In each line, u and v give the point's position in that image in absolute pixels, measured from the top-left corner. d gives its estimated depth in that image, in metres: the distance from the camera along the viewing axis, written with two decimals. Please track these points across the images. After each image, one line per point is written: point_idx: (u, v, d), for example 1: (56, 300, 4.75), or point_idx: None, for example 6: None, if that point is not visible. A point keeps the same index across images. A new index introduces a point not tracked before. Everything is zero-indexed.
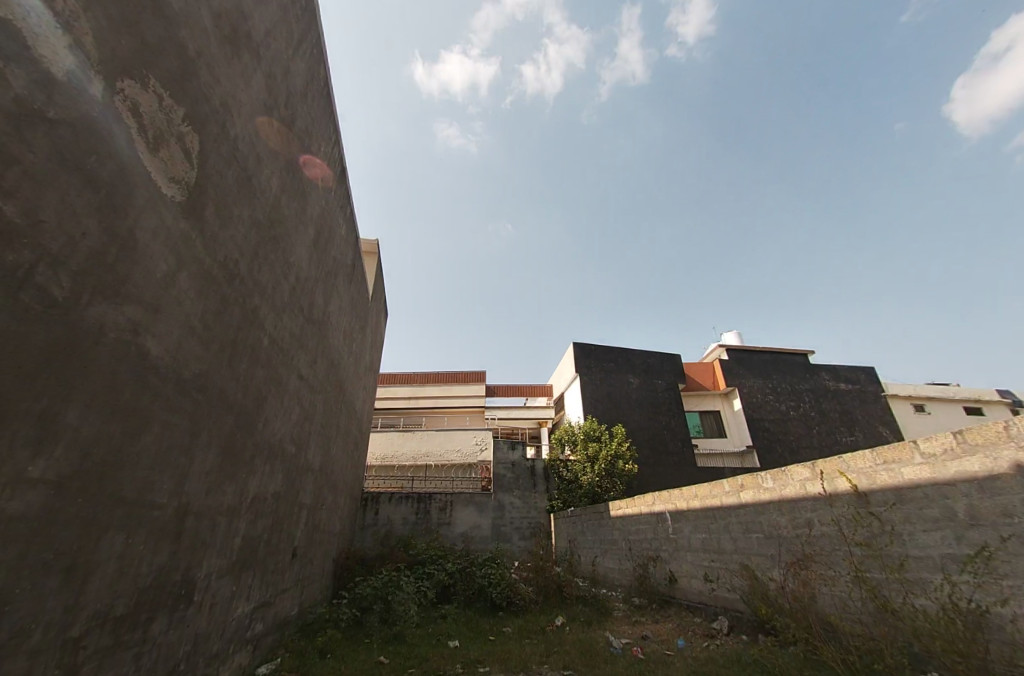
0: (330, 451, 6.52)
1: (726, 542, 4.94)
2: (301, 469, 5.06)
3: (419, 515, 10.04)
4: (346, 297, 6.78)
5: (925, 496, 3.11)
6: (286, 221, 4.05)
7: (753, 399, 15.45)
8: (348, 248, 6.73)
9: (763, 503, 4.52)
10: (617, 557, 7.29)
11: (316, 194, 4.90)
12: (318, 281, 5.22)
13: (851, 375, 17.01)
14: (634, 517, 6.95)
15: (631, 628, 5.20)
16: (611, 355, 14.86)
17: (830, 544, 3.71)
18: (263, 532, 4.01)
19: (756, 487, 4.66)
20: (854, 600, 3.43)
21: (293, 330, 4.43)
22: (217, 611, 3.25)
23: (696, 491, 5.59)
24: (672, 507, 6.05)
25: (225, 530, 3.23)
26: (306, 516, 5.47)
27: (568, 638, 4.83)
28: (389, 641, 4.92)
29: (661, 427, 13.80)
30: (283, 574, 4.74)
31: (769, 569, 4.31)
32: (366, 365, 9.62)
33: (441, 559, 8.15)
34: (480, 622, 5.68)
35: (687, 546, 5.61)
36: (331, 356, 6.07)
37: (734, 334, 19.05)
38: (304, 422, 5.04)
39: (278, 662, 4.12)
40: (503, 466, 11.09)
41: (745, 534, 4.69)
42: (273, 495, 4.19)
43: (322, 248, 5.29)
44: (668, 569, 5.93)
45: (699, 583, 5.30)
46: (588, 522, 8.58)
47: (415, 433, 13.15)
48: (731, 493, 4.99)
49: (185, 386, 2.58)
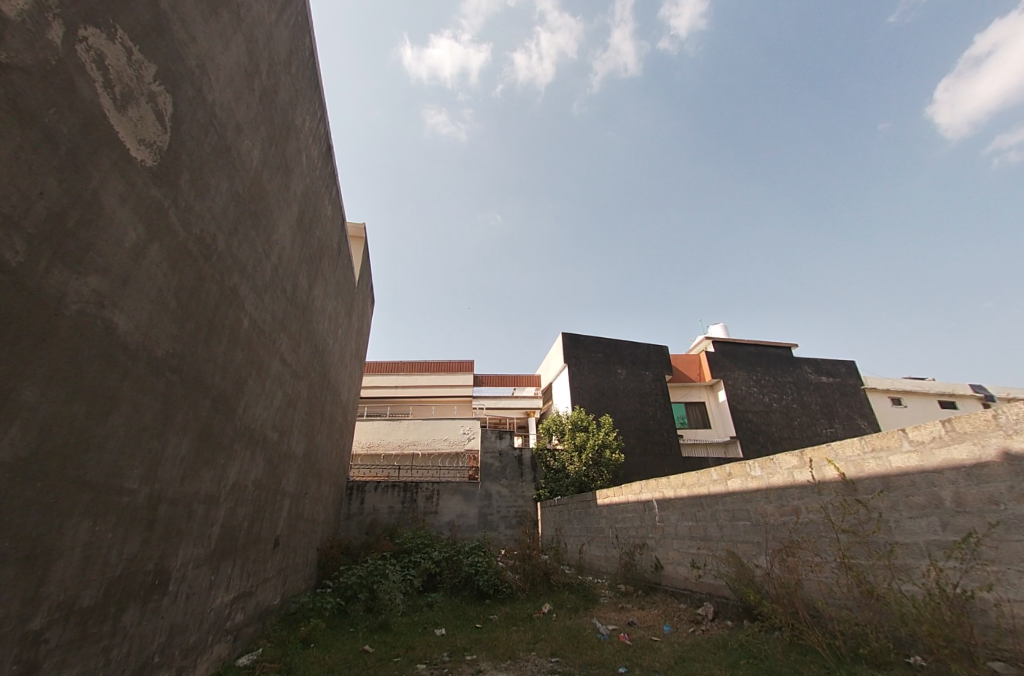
0: (314, 439, 6.36)
1: (713, 530, 4.96)
2: (284, 456, 4.91)
3: (405, 504, 9.96)
4: (332, 281, 6.59)
5: (912, 483, 3.14)
6: (267, 197, 3.85)
7: (738, 391, 15.68)
8: (334, 230, 6.51)
9: (751, 491, 4.55)
10: (604, 545, 7.33)
11: (300, 171, 4.69)
12: (302, 262, 5.03)
13: (832, 368, 17.36)
14: (621, 505, 6.97)
15: (618, 615, 5.22)
16: (600, 346, 14.87)
17: (817, 531, 3.74)
18: (243, 520, 3.88)
19: (743, 476, 4.68)
20: (839, 585, 3.46)
21: (276, 312, 4.25)
22: (195, 601, 3.13)
23: (684, 479, 5.61)
24: (659, 495, 6.07)
25: (202, 518, 3.09)
26: (289, 504, 5.33)
27: (555, 625, 4.83)
28: (376, 629, 4.84)
29: (647, 417, 13.91)
30: (265, 563, 4.62)
31: (755, 556, 4.35)
32: (352, 352, 9.42)
33: (427, 548, 8.10)
34: (467, 610, 5.64)
35: (674, 534, 5.63)
36: (315, 341, 5.89)
37: (721, 327, 19.23)
38: (287, 408, 4.88)
39: (260, 652, 4.02)
40: (491, 455, 11.06)
41: (732, 521, 4.73)
42: (254, 483, 4.06)
43: (306, 228, 5.09)
44: (654, 556, 5.98)
45: (685, 570, 5.34)
46: (575, 511, 8.60)
47: (401, 422, 13.01)
48: (718, 481, 5.01)
49: (158, 365, 2.44)
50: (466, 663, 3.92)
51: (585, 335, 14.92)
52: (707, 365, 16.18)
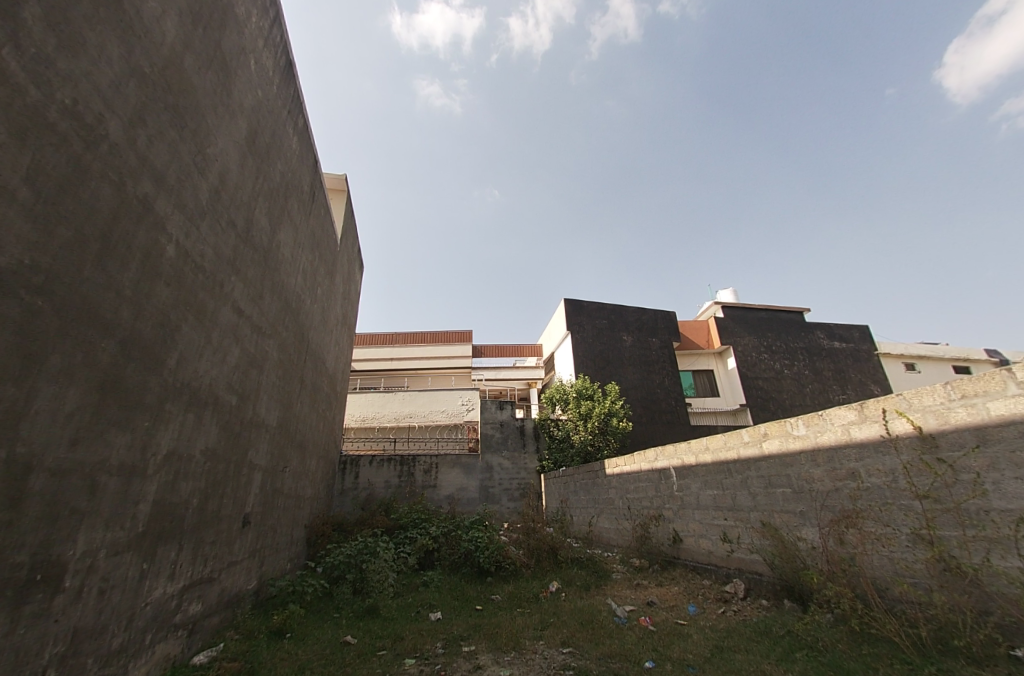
0: (292, 408, 5.71)
1: (744, 499, 4.34)
2: (249, 423, 4.24)
3: (402, 478, 9.43)
4: (304, 229, 5.78)
5: (1020, 436, 2.43)
6: (196, 93, 3.03)
7: (748, 357, 14.99)
8: (304, 170, 5.65)
9: (792, 454, 3.89)
10: (614, 517, 6.76)
11: (247, 77, 3.83)
12: (260, 196, 4.23)
13: (845, 333, 16.65)
14: (634, 475, 6.37)
15: (634, 593, 4.66)
16: (605, 313, 14.10)
17: (883, 497, 3.08)
18: (190, 497, 3.22)
19: (782, 436, 4.01)
20: (916, 562, 2.83)
21: (221, 246, 3.48)
22: (117, 595, 2.50)
23: (707, 444, 4.95)
24: (677, 462, 5.44)
25: (117, 493, 2.43)
26: (261, 478, 4.70)
27: (564, 606, 4.26)
28: (363, 615, 4.26)
29: (654, 386, 13.29)
30: (231, 544, 4.01)
31: (799, 528, 3.72)
32: (338, 318, 8.66)
33: (424, 522, 7.57)
34: (467, 590, 5.08)
35: (695, 504, 5.03)
36: (286, 296, 5.15)
37: (730, 293, 18.35)
38: (250, 369, 4.18)
39: (221, 648, 3.44)
40: (491, 425, 10.54)
41: (768, 489, 4.09)
42: (204, 452, 3.39)
43: (262, 155, 4.27)
44: (672, 528, 5.40)
45: (709, 544, 4.76)
46: (582, 482, 8.04)
47: (397, 394, 12.40)
48: (750, 444, 4.35)
49: (1, 280, 1.70)
50: (463, 657, 3.31)
51: (588, 301, 14.12)
52: (716, 331, 15.47)
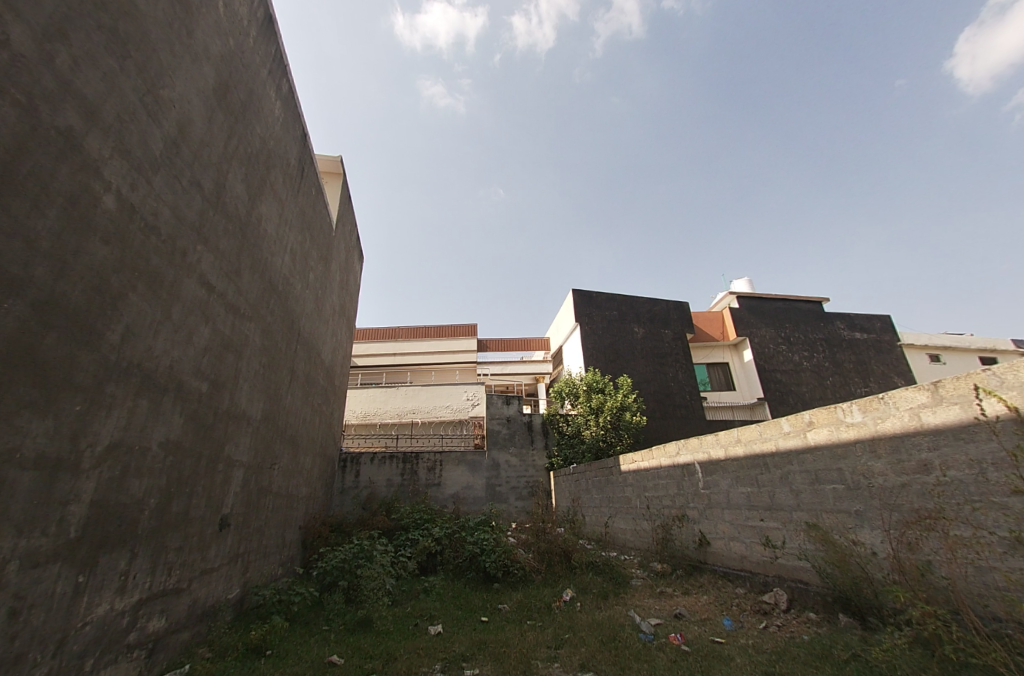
0: (281, 400, 5.27)
1: (785, 497, 3.81)
2: (226, 413, 3.80)
3: (405, 476, 8.98)
4: (291, 205, 5.32)
5: None
6: (142, 19, 2.58)
7: (765, 349, 14.35)
8: (290, 141, 5.19)
9: (846, 444, 3.35)
10: (631, 517, 6.24)
11: (214, 19, 3.39)
12: (233, 159, 3.78)
13: (866, 324, 15.91)
14: (652, 471, 5.86)
15: (659, 603, 4.15)
16: (614, 304, 13.54)
17: (968, 493, 2.54)
18: (146, 495, 2.78)
19: (832, 424, 3.48)
20: (1019, 574, 2.28)
21: (181, 207, 3.03)
22: (39, 615, 2.05)
23: (738, 435, 4.43)
24: (703, 456, 4.92)
25: (35, 491, 1.98)
26: (244, 475, 4.27)
27: (580, 618, 3.77)
28: (354, 629, 3.79)
29: (667, 379, 12.72)
30: (204, 549, 3.57)
31: (855, 531, 3.20)
32: (335, 308, 8.23)
33: (427, 523, 7.10)
34: (471, 599, 4.60)
35: (725, 503, 4.51)
36: (270, 277, 4.71)
37: (744, 283, 17.67)
38: (225, 354, 3.74)
39: (186, 670, 2.98)
40: (498, 420, 10.12)
41: (814, 486, 3.57)
42: (165, 444, 2.95)
43: (236, 114, 3.82)
44: (697, 530, 4.89)
45: (743, 548, 4.24)
46: (594, 479, 7.52)
47: (399, 389, 11.96)
48: (791, 434, 3.82)
49: None
50: None
51: (598, 292, 13.57)
52: (731, 323, 14.84)
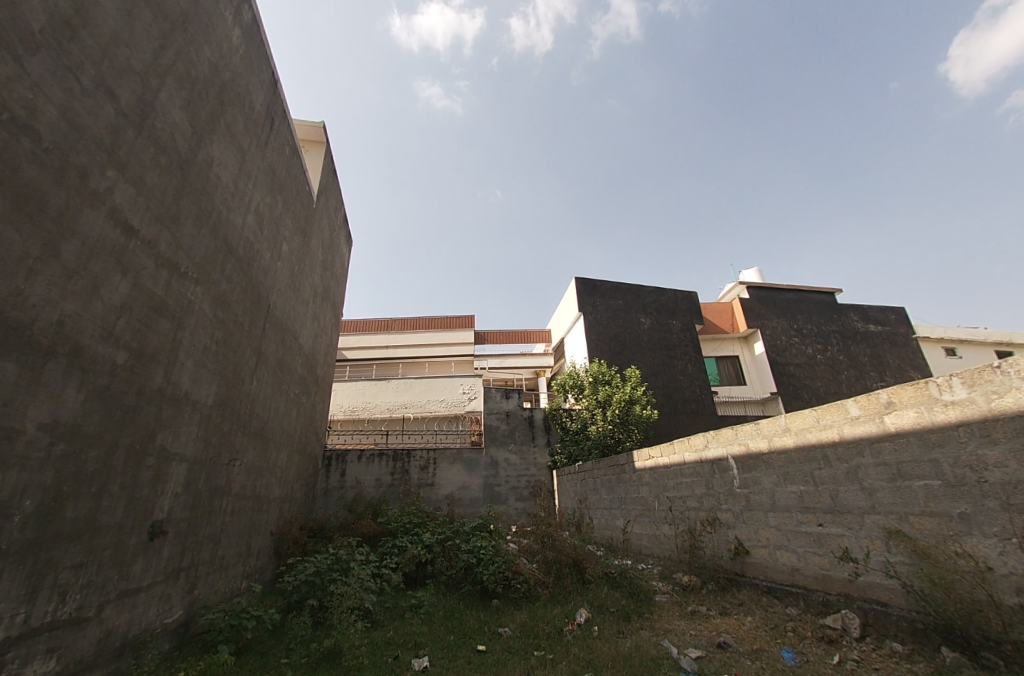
0: (245, 386, 4.52)
1: (853, 498, 3.08)
2: (157, 393, 3.04)
3: (396, 476, 8.23)
4: (256, 157, 4.56)
5: None
6: None
7: (777, 342, 13.66)
8: (254, 80, 4.43)
9: (943, 430, 2.61)
10: (649, 521, 5.50)
11: None
12: (165, 74, 3.03)
13: (880, 316, 15.24)
14: (674, 468, 5.13)
15: (694, 627, 3.41)
16: (620, 294, 12.81)
17: None
18: (13, 496, 2.01)
19: (924, 405, 2.73)
20: None
21: (71, 109, 2.28)
22: None
23: (787, 423, 3.69)
24: (738, 450, 4.20)
25: None
26: (189, 471, 3.50)
27: (601, 647, 3.05)
28: (318, 665, 3.01)
29: (676, 372, 12.01)
30: (125, 564, 2.80)
31: (961, 541, 2.46)
32: (318, 291, 7.46)
33: (417, 528, 6.34)
34: (466, 620, 3.84)
35: (770, 505, 3.78)
36: (226, 235, 3.93)
37: (753, 274, 16.99)
38: (155, 319, 2.98)
39: None
40: (496, 416, 9.38)
41: (896, 484, 2.82)
42: (48, 428, 2.18)
43: (173, 20, 3.08)
44: (732, 536, 4.15)
45: (794, 559, 3.50)
46: (603, 478, 6.80)
47: (391, 382, 11.20)
48: (863, 420, 3.08)
49: None
50: None
51: (602, 281, 12.85)
52: (741, 314, 14.13)
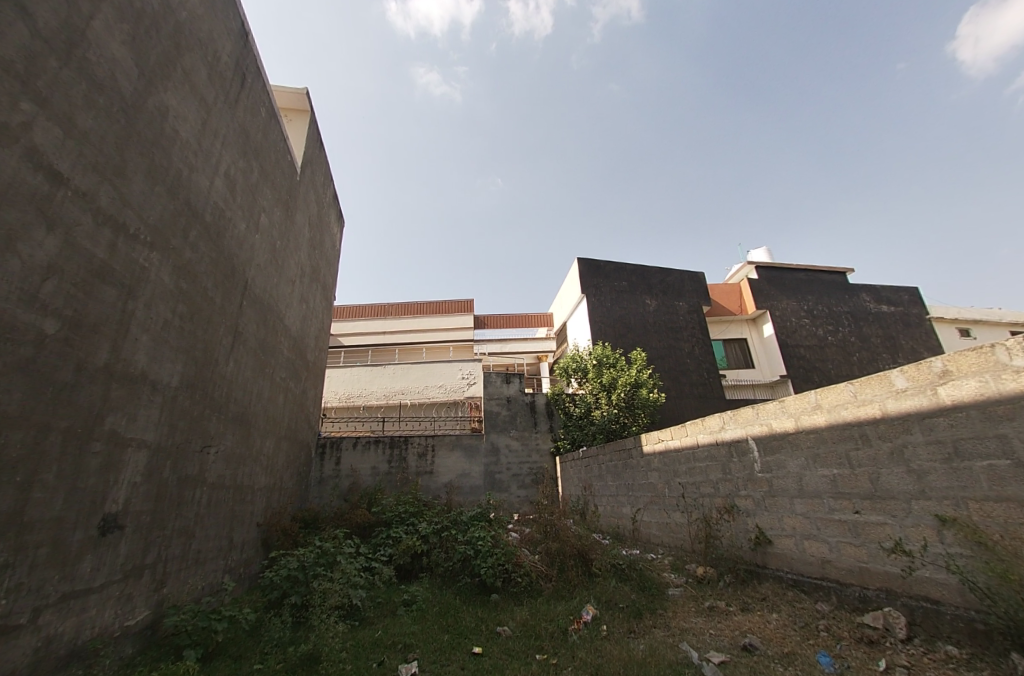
0: (219, 367, 4.15)
1: (899, 482, 2.70)
2: (101, 369, 2.65)
3: (392, 463, 7.92)
4: (224, 113, 4.11)
5: None
6: None
7: (787, 323, 13.22)
8: (218, 25, 3.96)
9: (1013, 402, 2.19)
10: (659, 509, 5.16)
11: None
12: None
13: (893, 296, 14.74)
14: (686, 451, 4.76)
15: (714, 626, 3.07)
16: (624, 275, 12.37)
17: None
18: None
19: (989, 373, 2.31)
20: None
21: None
22: None
23: (818, 400, 3.29)
24: (759, 430, 3.82)
25: None
26: (151, 458, 3.16)
27: (611, 649, 2.72)
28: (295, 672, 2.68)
29: (682, 356, 11.61)
30: (69, 562, 2.46)
31: None
32: (306, 271, 7.05)
33: (413, 518, 6.02)
34: (461, 618, 3.52)
35: (797, 491, 3.41)
36: (187, 196, 3.51)
37: (761, 254, 16.46)
38: (96, 283, 2.59)
39: None
40: (497, 401, 9.03)
41: (953, 466, 2.43)
42: None
43: None
44: (753, 525, 3.78)
45: (826, 550, 3.15)
46: (609, 464, 6.46)
47: (388, 368, 10.85)
48: (911, 394, 2.68)
49: None
50: None
51: (605, 261, 12.40)
52: (750, 295, 13.66)
